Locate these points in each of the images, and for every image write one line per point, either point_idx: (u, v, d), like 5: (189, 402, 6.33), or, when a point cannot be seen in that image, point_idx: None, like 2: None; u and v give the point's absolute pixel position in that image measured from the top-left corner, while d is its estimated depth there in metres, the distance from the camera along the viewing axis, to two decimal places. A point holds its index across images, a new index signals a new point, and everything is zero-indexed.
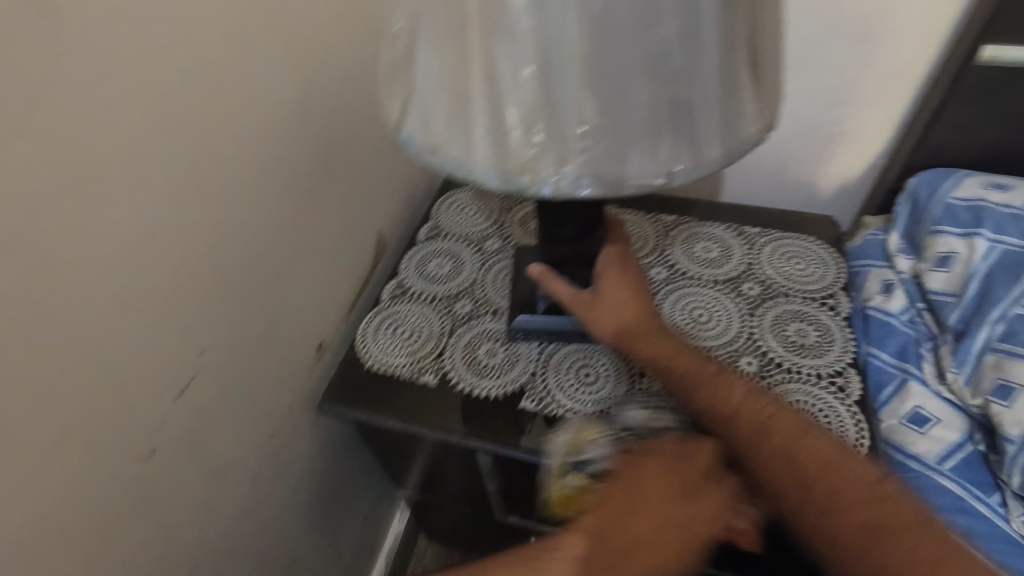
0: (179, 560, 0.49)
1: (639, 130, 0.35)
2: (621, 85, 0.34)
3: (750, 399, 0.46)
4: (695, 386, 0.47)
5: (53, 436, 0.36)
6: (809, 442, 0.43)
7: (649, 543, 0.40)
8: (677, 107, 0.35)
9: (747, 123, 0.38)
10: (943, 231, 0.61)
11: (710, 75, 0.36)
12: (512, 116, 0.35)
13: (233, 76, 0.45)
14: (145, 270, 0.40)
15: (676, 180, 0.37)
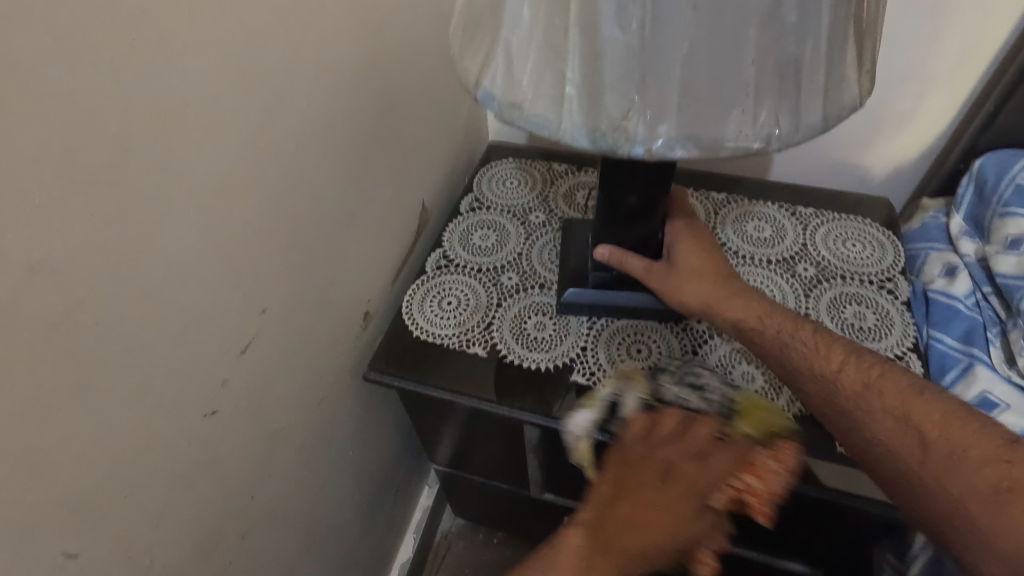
0: (239, 525, 0.48)
1: (741, 89, 0.33)
2: (729, 39, 0.31)
3: (850, 364, 0.48)
4: (798, 351, 0.50)
5: (131, 391, 0.35)
6: (897, 414, 0.45)
7: (646, 529, 0.44)
8: (784, 66, 0.33)
9: (849, 87, 0.36)
10: (1013, 213, 0.60)
11: (822, 30, 0.33)
12: (608, 69, 0.33)
13: (299, 27, 0.43)
14: (217, 223, 0.39)
15: (774, 144, 0.35)
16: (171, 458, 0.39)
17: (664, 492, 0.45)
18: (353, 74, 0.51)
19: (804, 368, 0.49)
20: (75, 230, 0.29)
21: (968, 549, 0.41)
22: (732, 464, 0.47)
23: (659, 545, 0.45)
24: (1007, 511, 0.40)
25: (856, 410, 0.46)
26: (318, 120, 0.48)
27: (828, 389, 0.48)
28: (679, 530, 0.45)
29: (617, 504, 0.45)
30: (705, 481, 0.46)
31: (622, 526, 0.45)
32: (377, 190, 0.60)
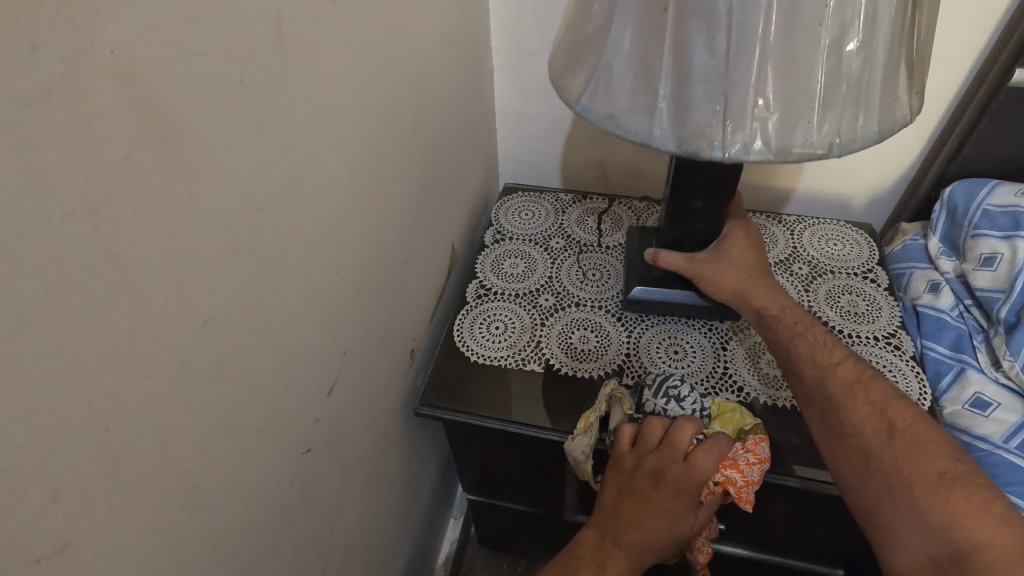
0: (320, 556, 0.51)
1: (809, 105, 0.43)
2: (801, 63, 0.42)
3: (848, 363, 0.56)
4: (801, 341, 0.58)
5: (255, 434, 0.38)
6: (878, 407, 0.52)
7: (642, 528, 0.54)
8: (849, 88, 0.44)
9: (900, 106, 0.46)
10: (984, 234, 0.68)
11: (877, 62, 0.44)
12: (698, 90, 0.44)
13: (374, 100, 0.48)
14: (317, 277, 0.43)
15: (834, 150, 0.45)
16: (280, 493, 0.42)
17: (659, 495, 0.54)
18: (405, 133, 0.56)
19: (808, 352, 0.57)
20: (229, 290, 0.33)
21: (895, 518, 0.48)
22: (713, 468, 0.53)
23: (659, 538, 0.54)
24: (942, 496, 0.47)
25: (841, 391, 0.54)
26: (382, 176, 0.52)
27: (824, 369, 0.56)
28: (676, 524, 0.54)
29: (623, 509, 0.55)
30: (691, 481, 0.53)
31: (625, 522, 0.55)
32: (422, 234, 0.65)
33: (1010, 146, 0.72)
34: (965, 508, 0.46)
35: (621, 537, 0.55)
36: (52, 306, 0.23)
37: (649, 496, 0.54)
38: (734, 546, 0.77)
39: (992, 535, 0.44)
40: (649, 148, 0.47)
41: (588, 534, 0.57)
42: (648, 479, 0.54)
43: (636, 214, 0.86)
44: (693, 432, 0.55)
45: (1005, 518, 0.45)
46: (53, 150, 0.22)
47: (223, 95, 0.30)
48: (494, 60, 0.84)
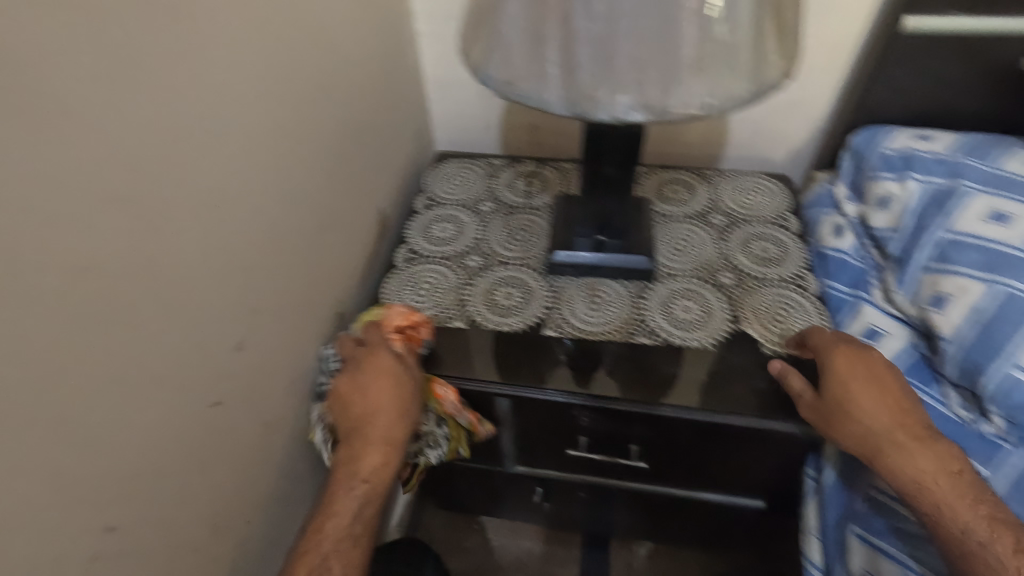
0: (244, 507, 0.53)
1: (683, 68, 0.45)
2: (673, 27, 0.43)
3: (932, 478, 0.51)
4: (888, 439, 0.53)
5: (151, 381, 0.39)
6: (960, 524, 0.49)
7: (383, 406, 0.56)
8: (720, 50, 0.45)
9: (770, 69, 0.48)
10: (881, 177, 0.71)
11: (744, 26, 0.45)
12: (580, 55, 0.45)
13: (268, 58, 0.49)
14: (214, 233, 0.44)
15: (710, 110, 0.46)
16: (188, 441, 0.44)
17: (370, 375, 0.58)
18: (311, 97, 0.57)
19: (904, 458, 0.52)
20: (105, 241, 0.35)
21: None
22: (380, 335, 0.62)
23: (396, 406, 0.57)
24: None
25: (949, 502, 0.50)
26: (286, 139, 0.53)
27: (931, 475, 0.51)
28: (402, 390, 0.58)
29: (357, 405, 0.57)
30: (381, 353, 0.60)
31: (364, 405, 0.56)
32: (342, 200, 0.67)
33: (908, 93, 0.76)
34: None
35: (375, 414, 0.56)
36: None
37: (367, 382, 0.57)
38: (675, 489, 0.81)
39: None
40: (544, 112, 0.48)
41: (371, 458, 0.54)
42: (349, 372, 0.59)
43: (564, 176, 0.88)
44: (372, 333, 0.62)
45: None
46: None
47: None
48: (418, 26, 0.84)
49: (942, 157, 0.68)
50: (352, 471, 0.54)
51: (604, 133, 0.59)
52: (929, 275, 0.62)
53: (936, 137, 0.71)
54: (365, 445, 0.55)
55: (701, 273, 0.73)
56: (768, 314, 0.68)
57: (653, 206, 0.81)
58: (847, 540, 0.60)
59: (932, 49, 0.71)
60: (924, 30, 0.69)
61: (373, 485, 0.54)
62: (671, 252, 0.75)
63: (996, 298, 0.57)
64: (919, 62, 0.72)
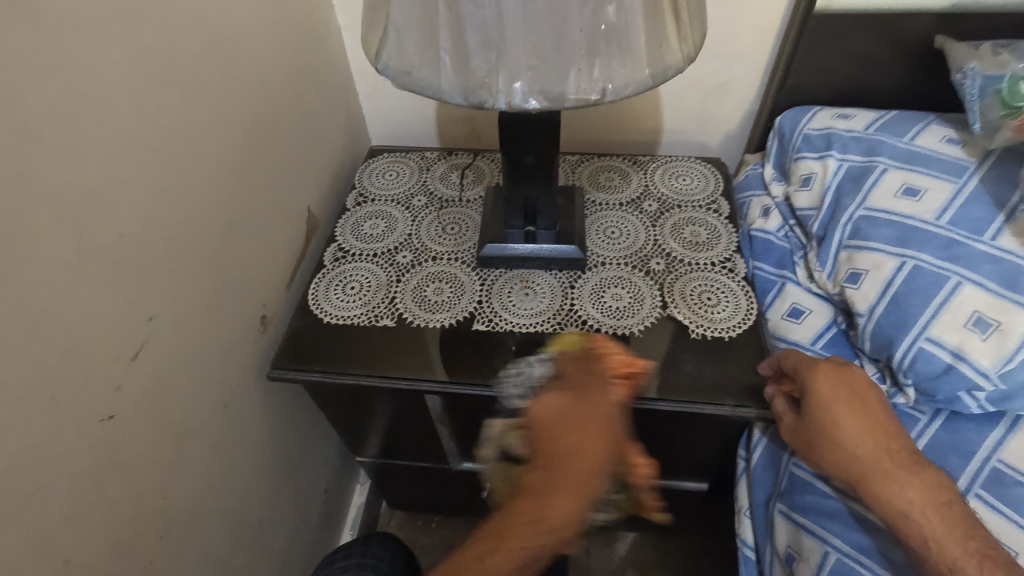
0: (154, 522, 0.51)
1: (576, 52, 0.44)
2: (563, 10, 0.42)
3: (920, 506, 0.48)
4: (872, 464, 0.50)
5: (19, 398, 0.37)
6: (951, 559, 0.45)
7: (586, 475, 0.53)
8: (613, 33, 0.44)
9: (669, 52, 0.47)
10: (804, 157, 0.72)
11: (637, 9, 0.44)
12: (471, 41, 0.44)
13: (149, 53, 0.47)
14: (92, 238, 0.42)
15: (609, 96, 0.46)
16: (74, 458, 0.42)
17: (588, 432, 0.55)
18: (210, 93, 0.55)
19: (893, 484, 0.49)
20: None
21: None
22: (598, 375, 0.59)
23: (596, 449, 0.54)
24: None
25: (938, 535, 0.46)
26: (180, 138, 0.51)
27: (913, 504, 0.48)
28: (606, 437, 0.54)
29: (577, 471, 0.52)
30: (599, 395, 0.58)
31: (554, 450, 0.54)
32: (258, 200, 0.64)
33: (828, 73, 0.76)
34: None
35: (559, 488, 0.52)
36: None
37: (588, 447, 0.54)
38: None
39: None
40: (443, 102, 0.47)
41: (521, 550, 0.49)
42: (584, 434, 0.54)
43: (499, 166, 0.87)
44: (564, 364, 0.60)
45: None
46: None
47: None
48: (339, 18, 0.82)
49: (859, 135, 0.69)
50: (512, 522, 0.51)
51: (521, 122, 0.58)
52: (846, 252, 0.63)
53: (855, 116, 0.71)
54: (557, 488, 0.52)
55: (632, 260, 0.73)
56: (698, 297, 0.68)
57: (586, 195, 0.81)
58: (773, 516, 0.60)
59: (848, 28, 0.71)
60: (837, 9, 0.70)
61: (556, 534, 0.50)
62: (603, 240, 0.75)
63: (905, 272, 0.58)
64: (836, 41, 0.73)
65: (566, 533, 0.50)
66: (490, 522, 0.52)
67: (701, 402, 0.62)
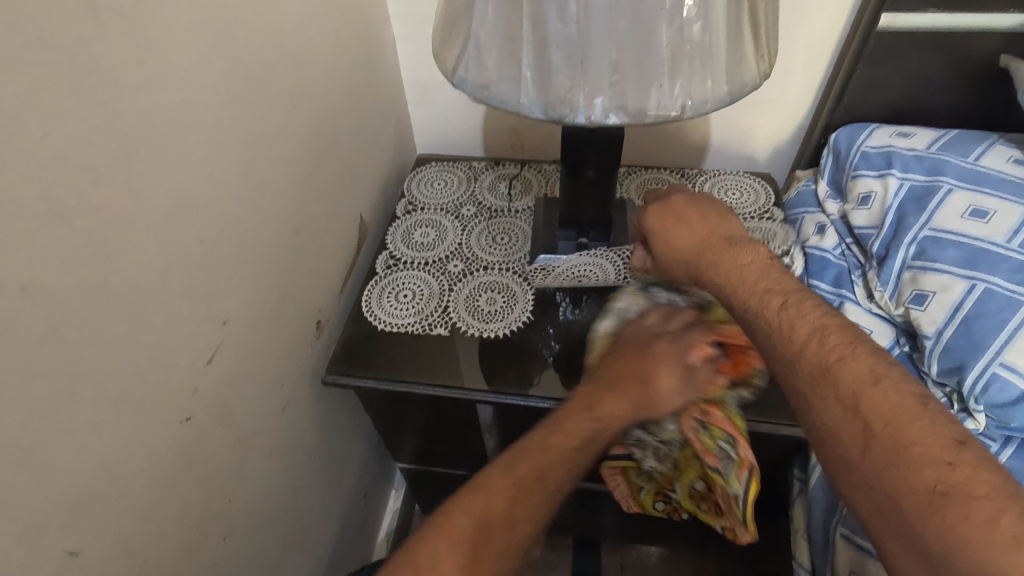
0: (218, 523, 0.51)
1: (659, 69, 0.44)
2: (648, 27, 0.42)
3: (768, 281, 0.48)
4: (695, 248, 0.53)
5: (113, 401, 0.38)
6: (801, 314, 0.45)
7: (613, 404, 0.52)
8: (695, 51, 0.44)
9: (748, 69, 0.47)
10: (861, 175, 0.71)
11: (718, 27, 0.44)
12: (555, 57, 0.44)
13: (234, 64, 0.48)
14: (180, 245, 0.43)
15: (687, 112, 0.46)
16: (155, 459, 0.42)
17: (627, 371, 0.54)
18: (281, 101, 0.55)
19: (714, 266, 0.51)
20: (58, 255, 0.33)
21: (835, 449, 0.40)
22: (698, 332, 0.56)
23: (619, 411, 0.52)
24: (865, 419, 0.39)
25: (787, 296, 0.46)
26: (256, 146, 0.52)
27: (736, 275, 0.49)
28: (647, 397, 0.53)
29: (587, 401, 0.53)
30: (677, 351, 0.55)
31: (652, 354, 0.54)
32: (318, 207, 0.65)
33: (887, 90, 0.76)
34: (889, 447, 0.37)
35: (583, 414, 0.52)
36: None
37: (624, 379, 0.54)
38: None
39: (1002, 555, 0.32)
40: (521, 115, 0.47)
41: (555, 456, 0.50)
42: (631, 384, 0.53)
43: (546, 177, 0.87)
44: (692, 317, 0.57)
45: (978, 459, 0.35)
46: None
47: (18, 54, 0.30)
48: (394, 28, 0.83)
49: (921, 154, 0.68)
50: (509, 465, 0.49)
51: (586, 137, 0.58)
52: (910, 272, 0.62)
53: (916, 134, 0.70)
54: (547, 440, 0.51)
55: None
56: None
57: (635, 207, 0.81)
58: (834, 540, 0.59)
59: (911, 46, 0.71)
60: (902, 26, 0.69)
61: (574, 451, 0.51)
62: None
63: (975, 296, 0.57)
64: (898, 59, 0.72)
65: (583, 456, 0.51)
66: (505, 455, 0.51)
67: (759, 418, 0.61)
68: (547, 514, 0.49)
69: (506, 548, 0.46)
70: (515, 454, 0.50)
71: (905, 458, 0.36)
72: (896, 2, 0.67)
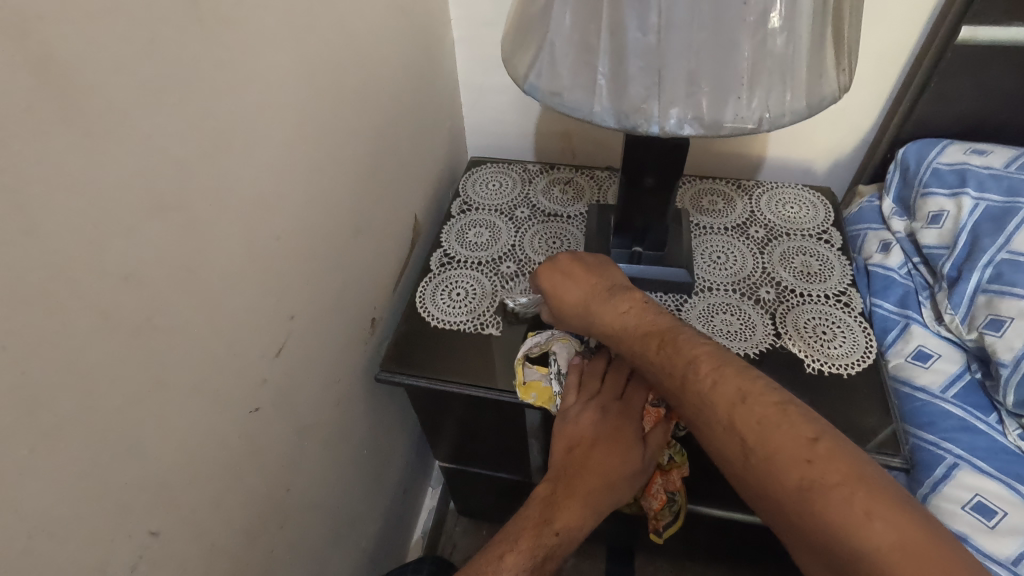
0: (277, 511, 0.53)
1: (738, 80, 0.43)
2: (730, 37, 0.42)
3: (647, 322, 0.51)
4: (590, 297, 0.56)
5: (195, 389, 0.39)
6: (671, 349, 0.47)
7: (587, 472, 0.56)
8: (776, 64, 0.43)
9: (828, 82, 0.46)
10: (932, 193, 0.69)
11: (801, 38, 0.43)
12: (632, 67, 0.44)
13: (313, 66, 0.49)
14: (258, 241, 0.44)
15: (764, 125, 0.45)
16: (227, 447, 0.44)
17: (602, 431, 0.58)
18: (351, 103, 0.57)
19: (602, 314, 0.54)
20: (155, 247, 0.34)
21: (730, 472, 0.42)
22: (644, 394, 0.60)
23: (607, 477, 0.56)
24: (740, 435, 0.41)
25: (635, 348, 0.50)
26: (327, 145, 0.53)
27: (621, 321, 0.53)
28: (626, 455, 0.57)
29: (569, 474, 0.57)
30: (626, 423, 0.58)
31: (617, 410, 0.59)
32: (378, 206, 0.66)
33: (961, 105, 0.73)
34: (762, 458, 0.39)
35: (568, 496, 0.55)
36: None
37: (595, 449, 0.57)
38: (716, 509, 0.78)
39: (863, 532, 0.35)
40: (591, 124, 0.47)
41: (558, 526, 0.54)
42: (600, 443, 0.57)
43: (598, 184, 0.87)
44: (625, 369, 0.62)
45: (832, 451, 0.38)
46: None
47: (132, 56, 0.31)
48: (454, 32, 0.84)
49: (999, 173, 0.65)
50: (496, 561, 0.51)
51: (648, 145, 0.58)
52: (985, 296, 0.60)
53: (993, 152, 0.67)
54: (537, 533, 0.53)
55: (740, 287, 0.70)
56: (812, 330, 0.65)
57: (690, 217, 0.80)
58: None
59: (990, 60, 0.68)
60: (984, 39, 0.66)
61: (561, 543, 0.53)
62: (709, 263, 0.73)
63: None
64: (976, 73, 0.69)
65: (573, 540, 0.54)
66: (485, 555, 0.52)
67: None
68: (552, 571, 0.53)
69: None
70: (502, 546, 0.53)
71: (776, 466, 0.39)
72: (978, 15, 0.64)
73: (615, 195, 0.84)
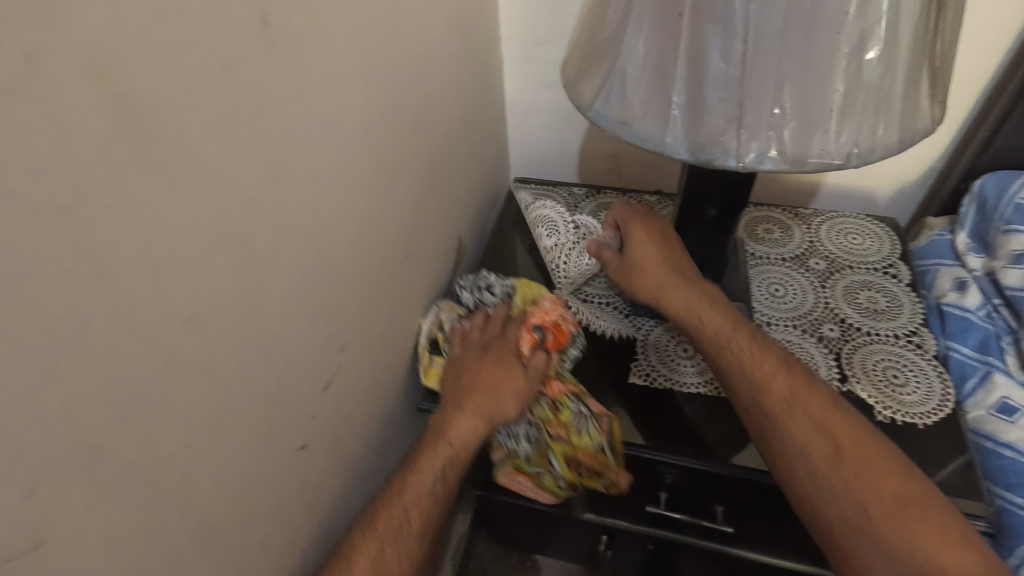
0: (318, 550, 0.50)
1: (827, 113, 0.40)
2: (821, 68, 0.39)
3: (750, 346, 0.54)
4: (667, 278, 0.60)
5: (247, 429, 0.38)
6: (784, 378, 0.52)
7: (473, 399, 0.57)
8: (869, 96, 0.40)
9: (922, 115, 0.43)
10: (1015, 230, 0.65)
11: (897, 68, 0.40)
12: (712, 96, 0.41)
13: (374, 91, 0.47)
14: (313, 273, 0.42)
15: (852, 161, 0.42)
16: (274, 487, 0.42)
17: (486, 360, 0.60)
18: (408, 126, 0.55)
19: (683, 293, 0.58)
20: (216, 286, 0.33)
21: (801, 462, 0.48)
22: (520, 326, 0.63)
23: (495, 402, 0.57)
24: (842, 456, 0.47)
25: (738, 352, 0.54)
26: (382, 172, 0.51)
27: (719, 330, 0.56)
28: (513, 380, 0.58)
29: (456, 399, 0.58)
30: (506, 349, 0.61)
31: (497, 341, 0.62)
32: (426, 229, 0.64)
33: None
34: (868, 479, 0.46)
35: (456, 420, 0.56)
36: (7, 298, 0.22)
37: (479, 375, 0.59)
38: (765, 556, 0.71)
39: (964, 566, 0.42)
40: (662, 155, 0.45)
41: (448, 445, 0.55)
42: (477, 371, 0.59)
43: (647, 209, 0.84)
44: (504, 312, 0.66)
45: (922, 502, 0.45)
46: (30, 154, 0.22)
47: (204, 89, 0.30)
48: (504, 51, 0.82)
49: None
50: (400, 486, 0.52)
51: (711, 173, 0.54)
52: None
53: None
54: (437, 449, 0.54)
55: (802, 322, 0.66)
56: (882, 374, 0.61)
57: (744, 246, 0.76)
58: None
59: None
60: None
61: (457, 452, 0.55)
62: (766, 296, 0.69)
63: None
64: None
65: (470, 452, 0.55)
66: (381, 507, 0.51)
67: None
68: (436, 517, 0.52)
69: (400, 538, 0.49)
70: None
71: (868, 473, 0.46)
72: None
73: (666, 222, 0.81)
